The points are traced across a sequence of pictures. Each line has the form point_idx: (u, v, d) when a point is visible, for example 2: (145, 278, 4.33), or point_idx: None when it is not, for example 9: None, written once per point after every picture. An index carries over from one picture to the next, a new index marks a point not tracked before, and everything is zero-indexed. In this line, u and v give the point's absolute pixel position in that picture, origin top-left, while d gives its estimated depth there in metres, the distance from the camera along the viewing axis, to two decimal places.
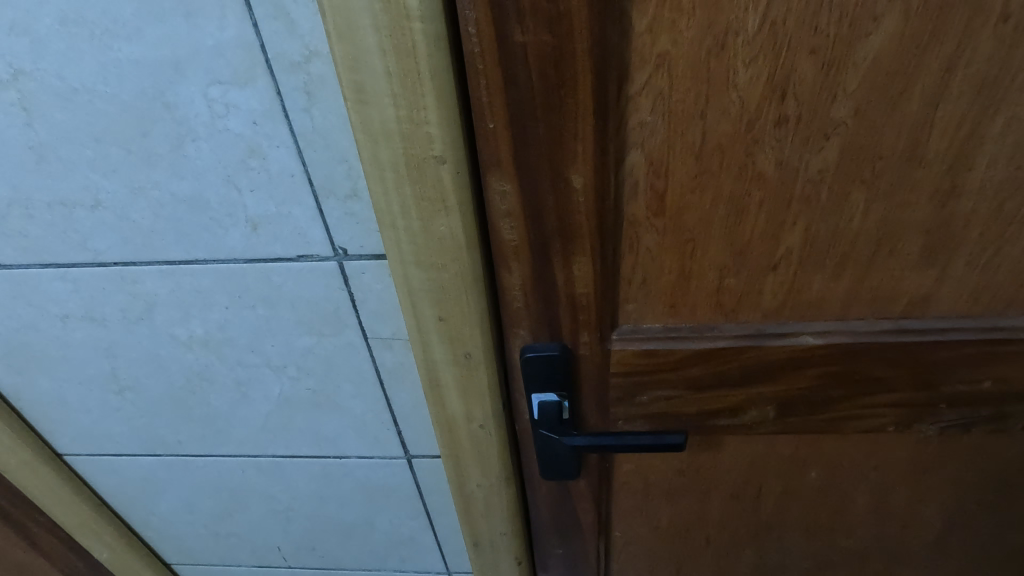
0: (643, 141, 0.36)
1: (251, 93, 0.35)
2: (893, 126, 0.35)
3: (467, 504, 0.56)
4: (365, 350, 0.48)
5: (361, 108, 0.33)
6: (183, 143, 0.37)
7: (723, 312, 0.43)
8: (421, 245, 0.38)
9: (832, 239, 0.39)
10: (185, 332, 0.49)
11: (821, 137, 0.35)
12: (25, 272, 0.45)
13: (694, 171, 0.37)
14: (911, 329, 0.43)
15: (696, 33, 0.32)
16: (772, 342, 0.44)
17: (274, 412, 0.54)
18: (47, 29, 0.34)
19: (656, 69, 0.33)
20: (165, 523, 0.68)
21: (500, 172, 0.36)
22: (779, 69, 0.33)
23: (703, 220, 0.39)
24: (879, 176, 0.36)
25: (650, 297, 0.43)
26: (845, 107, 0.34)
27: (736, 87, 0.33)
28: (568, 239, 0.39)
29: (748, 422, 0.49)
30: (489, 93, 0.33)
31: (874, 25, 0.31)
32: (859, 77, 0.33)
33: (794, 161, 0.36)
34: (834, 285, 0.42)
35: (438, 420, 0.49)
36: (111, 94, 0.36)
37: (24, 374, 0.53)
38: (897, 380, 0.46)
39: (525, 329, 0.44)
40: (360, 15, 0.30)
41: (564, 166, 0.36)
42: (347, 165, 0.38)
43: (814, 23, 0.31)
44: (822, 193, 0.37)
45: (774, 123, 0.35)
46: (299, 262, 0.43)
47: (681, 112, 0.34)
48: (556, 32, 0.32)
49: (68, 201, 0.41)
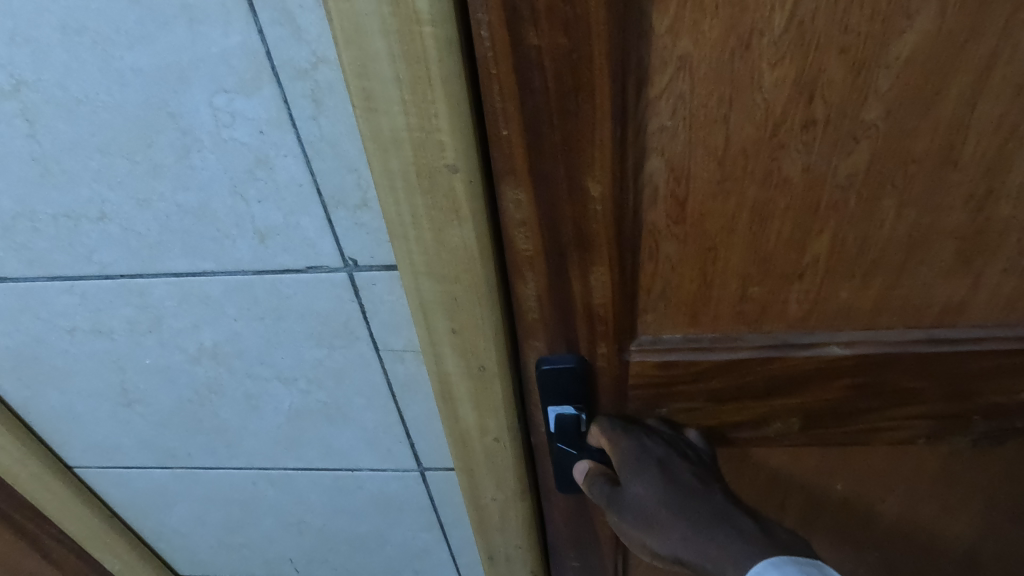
0: (664, 147, 0.34)
1: (257, 102, 0.34)
2: (927, 128, 0.33)
3: (481, 517, 0.55)
4: (377, 362, 0.47)
5: (370, 116, 0.32)
6: (189, 154, 0.36)
7: (746, 322, 0.42)
8: (432, 256, 0.37)
9: (862, 246, 0.38)
10: (194, 344, 0.48)
11: (851, 140, 0.33)
12: (32, 285, 0.44)
13: (717, 178, 0.35)
14: (943, 339, 0.42)
15: (720, 34, 0.30)
16: (798, 353, 0.42)
17: (285, 424, 0.53)
18: (48, 38, 0.33)
19: (678, 71, 0.32)
20: (176, 535, 0.67)
21: (515, 180, 0.35)
22: (807, 70, 0.31)
23: (726, 226, 0.37)
24: (911, 180, 0.35)
25: (669, 307, 0.42)
26: (876, 109, 0.32)
27: (761, 89, 0.32)
28: (585, 250, 0.38)
29: (772, 434, 0.48)
30: (503, 99, 0.32)
31: (908, 23, 0.30)
32: (891, 77, 0.31)
33: (822, 167, 0.34)
34: (862, 294, 0.40)
35: (451, 433, 0.48)
36: (115, 105, 0.35)
37: (33, 387, 0.52)
38: (926, 392, 0.44)
39: (541, 341, 0.43)
40: (370, 20, 0.29)
41: (580, 174, 0.35)
42: (356, 174, 0.37)
43: (845, 21, 0.30)
44: (851, 199, 0.36)
45: (802, 127, 0.33)
46: (308, 273, 0.42)
47: (703, 116, 0.33)
48: (573, 35, 0.30)
49: (73, 213, 0.40)
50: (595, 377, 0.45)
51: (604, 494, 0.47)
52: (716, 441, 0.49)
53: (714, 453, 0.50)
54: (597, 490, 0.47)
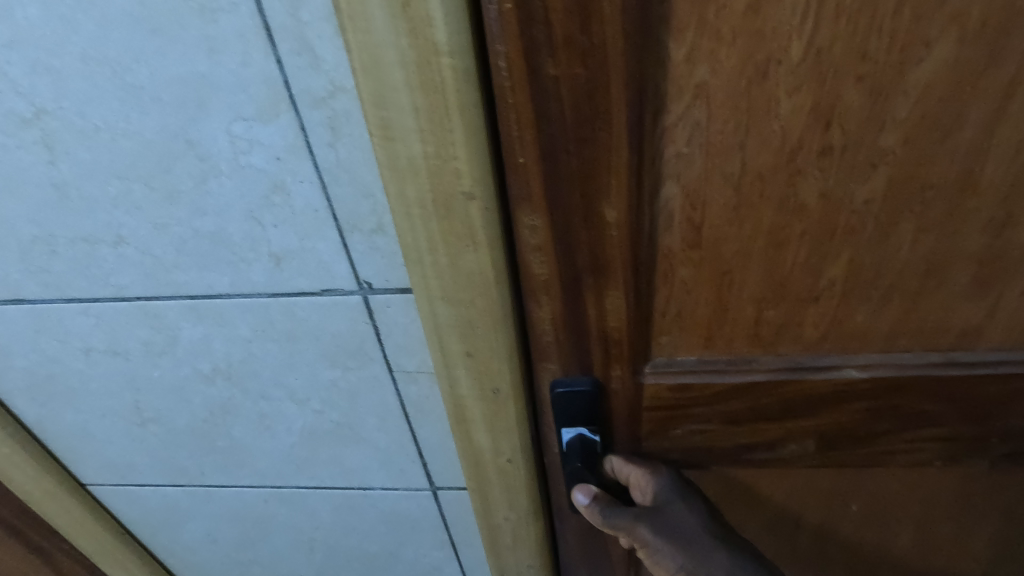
0: (680, 173, 0.35)
1: (274, 129, 0.34)
2: (944, 154, 0.33)
3: (493, 537, 0.55)
4: (390, 383, 0.47)
5: (387, 144, 0.32)
6: (206, 179, 0.37)
7: (762, 344, 0.42)
8: (447, 281, 0.37)
9: (879, 271, 0.37)
10: (208, 364, 0.48)
11: (868, 166, 0.34)
12: (49, 307, 0.45)
13: (732, 204, 0.35)
14: (961, 361, 0.41)
15: (737, 63, 0.31)
16: (813, 375, 0.42)
17: (298, 444, 0.53)
18: (68, 68, 0.33)
19: (694, 99, 0.32)
20: (188, 552, 0.67)
21: (531, 207, 0.35)
22: (824, 97, 0.31)
23: (744, 250, 0.37)
24: (929, 206, 0.35)
25: (684, 329, 0.42)
26: (894, 136, 0.32)
27: (778, 116, 0.32)
28: (600, 273, 0.38)
29: (787, 456, 0.48)
30: (520, 128, 0.32)
31: (927, 51, 0.30)
32: (909, 105, 0.31)
33: (839, 192, 0.35)
34: (879, 318, 0.40)
35: (464, 453, 0.48)
36: (134, 132, 0.35)
37: (48, 406, 0.52)
38: (948, 415, 0.44)
39: (555, 363, 0.43)
40: (388, 51, 0.29)
41: (596, 201, 0.35)
42: (372, 200, 0.37)
43: (862, 51, 0.30)
44: (868, 224, 0.36)
45: (818, 154, 0.33)
46: (323, 296, 0.42)
47: (719, 143, 0.33)
48: (590, 64, 0.30)
49: (91, 238, 0.40)
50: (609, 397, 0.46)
51: (628, 512, 0.47)
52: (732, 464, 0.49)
53: (727, 473, 0.50)
54: (620, 511, 0.47)
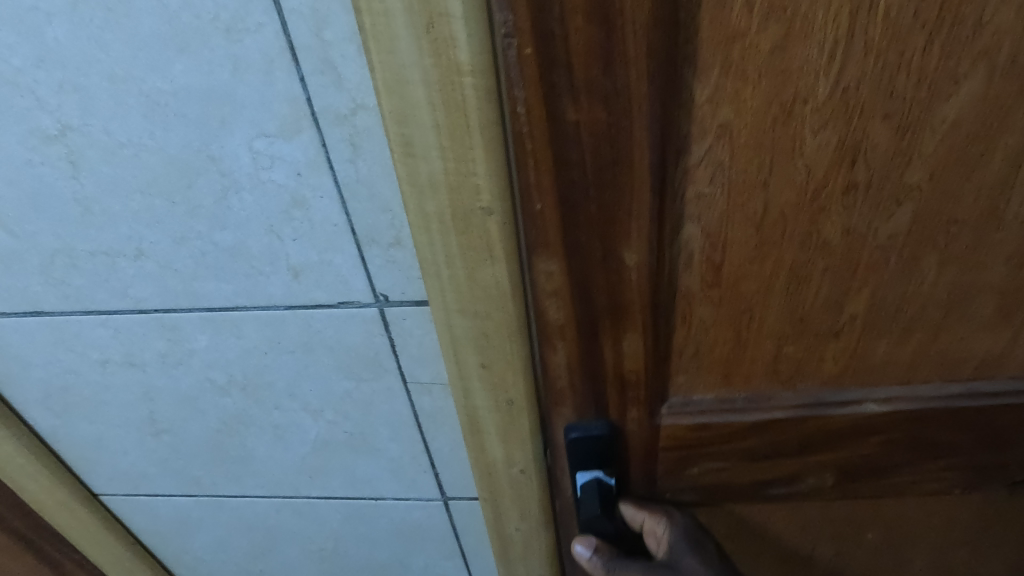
0: (700, 214, 0.35)
1: (296, 145, 0.35)
2: (970, 191, 0.34)
3: (504, 548, 0.55)
4: (404, 394, 0.48)
5: (407, 160, 0.33)
6: (227, 195, 0.37)
7: (781, 382, 0.42)
8: (464, 294, 0.38)
9: (901, 305, 0.38)
10: (224, 375, 0.48)
11: (893, 203, 0.34)
12: (67, 320, 0.45)
13: (753, 243, 0.36)
14: (980, 391, 0.43)
15: (762, 103, 0.31)
16: (835, 411, 0.43)
17: (311, 454, 0.53)
18: (95, 87, 0.34)
19: (717, 140, 0.32)
20: (198, 562, 0.67)
21: (547, 253, 0.36)
22: (851, 134, 0.32)
23: (764, 291, 0.38)
24: (952, 240, 0.36)
25: (702, 367, 0.42)
26: (919, 172, 0.33)
27: (803, 154, 0.33)
28: (617, 317, 0.38)
29: (806, 489, 0.48)
30: (538, 171, 0.33)
31: (956, 87, 0.30)
32: (935, 140, 0.32)
33: (863, 229, 0.35)
34: (899, 350, 0.41)
35: (477, 464, 0.48)
36: (157, 148, 0.36)
37: (63, 417, 0.53)
38: (961, 444, 0.45)
39: (569, 407, 0.43)
40: (411, 71, 0.30)
41: (615, 246, 0.35)
42: (390, 214, 0.37)
43: (891, 88, 0.30)
44: (892, 259, 0.36)
45: (844, 190, 0.34)
46: (340, 308, 0.42)
47: (742, 182, 0.34)
48: (612, 109, 0.31)
49: (112, 251, 0.41)
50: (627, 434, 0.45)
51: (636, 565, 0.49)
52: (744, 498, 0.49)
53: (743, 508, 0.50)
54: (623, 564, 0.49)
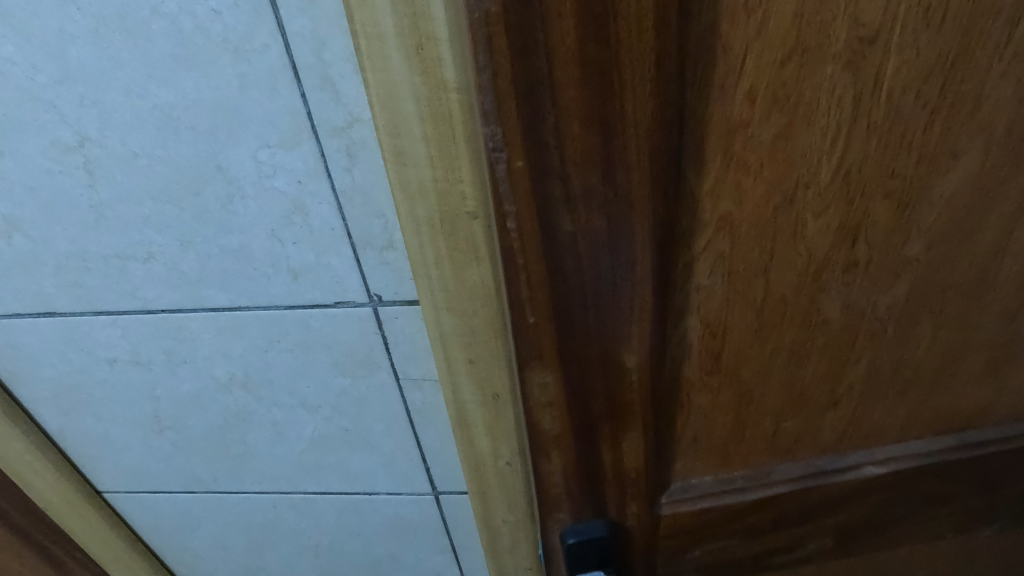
0: (701, 305, 0.39)
1: (297, 155, 0.38)
2: (967, 260, 0.39)
3: (493, 540, 0.58)
4: (397, 390, 0.50)
5: (399, 167, 0.36)
6: (233, 201, 0.40)
7: (781, 453, 0.48)
8: (451, 293, 0.41)
9: (896, 370, 0.44)
10: (226, 373, 0.51)
11: (894, 276, 0.39)
12: (79, 320, 0.48)
13: (755, 327, 0.40)
14: (971, 440, 0.50)
15: (762, 188, 0.34)
16: (833, 479, 0.49)
17: (307, 450, 0.56)
18: (113, 101, 0.37)
19: (717, 231, 0.36)
20: (196, 558, 0.69)
21: (541, 366, 0.38)
22: (851, 214, 0.36)
23: (775, 362, 0.42)
24: (946, 305, 0.41)
25: (699, 453, 0.47)
26: (919, 245, 0.38)
27: (805, 238, 0.37)
28: (617, 422, 0.42)
29: (807, 554, 0.53)
30: (522, 237, 0.33)
31: (954, 162, 0.35)
32: (933, 212, 0.37)
33: (862, 305, 0.40)
34: (894, 406, 0.47)
35: (466, 457, 0.51)
36: (168, 158, 0.39)
37: (71, 415, 0.55)
38: (940, 488, 0.51)
39: (566, 514, 0.46)
40: (402, 89, 0.33)
41: (616, 352, 0.38)
42: (383, 219, 0.40)
43: (893, 167, 0.35)
44: (890, 329, 0.42)
45: (844, 268, 0.38)
46: (336, 307, 0.45)
47: (741, 270, 0.37)
48: (611, 216, 0.33)
49: (123, 254, 0.44)
50: (626, 501, 0.47)
51: None
52: (754, 553, 0.53)
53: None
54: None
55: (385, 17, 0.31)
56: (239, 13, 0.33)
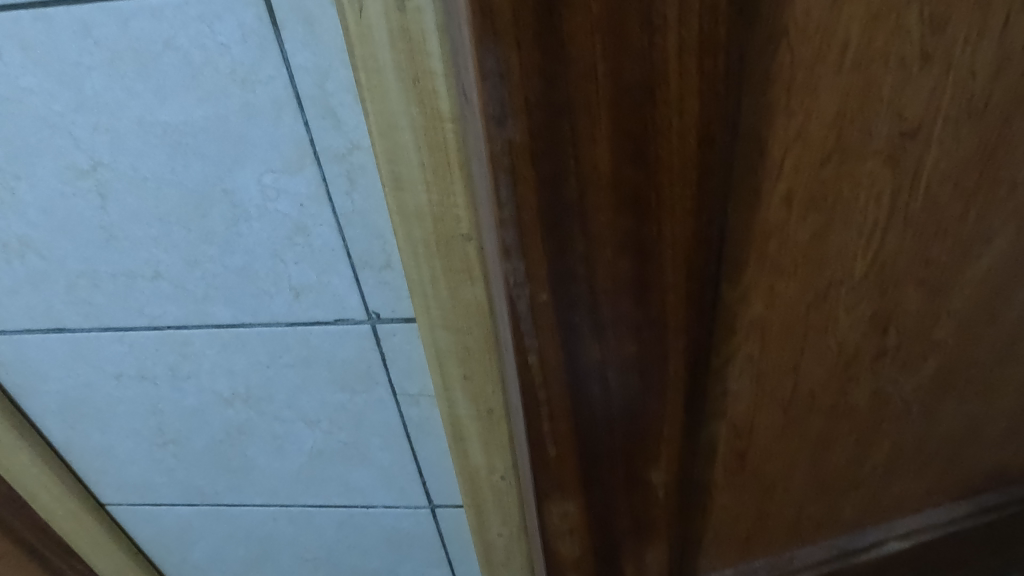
0: (730, 405, 0.40)
1: (300, 180, 0.40)
2: (987, 340, 0.42)
3: (487, 552, 0.59)
4: (394, 405, 0.52)
5: (397, 192, 0.38)
6: (237, 223, 0.42)
7: (804, 527, 0.50)
8: (447, 311, 0.43)
9: (915, 442, 0.47)
10: (228, 388, 0.52)
11: (920, 357, 0.41)
12: (87, 335, 0.49)
13: (783, 419, 0.42)
14: (978, 496, 0.53)
15: (796, 292, 0.36)
16: (847, 547, 0.52)
17: (307, 463, 0.57)
18: (126, 128, 0.38)
19: (750, 335, 0.37)
20: (196, 571, 0.70)
21: (562, 497, 0.40)
22: (884, 305, 0.37)
23: (800, 443, 0.44)
24: (967, 381, 0.44)
25: (728, 534, 0.49)
26: (947, 325, 0.40)
27: (835, 331, 0.38)
28: (638, 534, 0.44)
29: None
30: (547, 391, 0.35)
31: (986, 247, 0.37)
32: (960, 297, 0.39)
33: (887, 388, 0.42)
34: (914, 471, 0.49)
35: (461, 470, 0.53)
36: (177, 182, 0.41)
37: (77, 428, 0.57)
38: (940, 547, 0.55)
39: None
40: (400, 118, 0.35)
41: (645, 469, 0.40)
42: (381, 240, 0.42)
43: (927, 257, 0.36)
44: (911, 407, 0.44)
45: (874, 355, 0.40)
46: (336, 324, 0.47)
47: (774, 367, 0.39)
48: (645, 339, 0.34)
49: (131, 273, 0.45)
50: None
51: None
52: None
53: None
54: None
55: (384, 53, 0.33)
56: (247, 47, 0.35)
